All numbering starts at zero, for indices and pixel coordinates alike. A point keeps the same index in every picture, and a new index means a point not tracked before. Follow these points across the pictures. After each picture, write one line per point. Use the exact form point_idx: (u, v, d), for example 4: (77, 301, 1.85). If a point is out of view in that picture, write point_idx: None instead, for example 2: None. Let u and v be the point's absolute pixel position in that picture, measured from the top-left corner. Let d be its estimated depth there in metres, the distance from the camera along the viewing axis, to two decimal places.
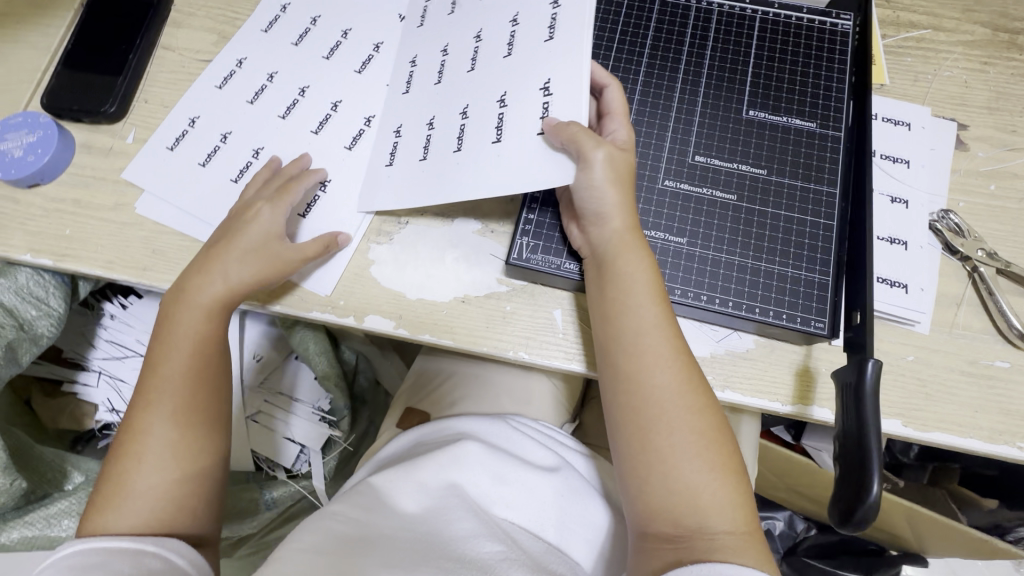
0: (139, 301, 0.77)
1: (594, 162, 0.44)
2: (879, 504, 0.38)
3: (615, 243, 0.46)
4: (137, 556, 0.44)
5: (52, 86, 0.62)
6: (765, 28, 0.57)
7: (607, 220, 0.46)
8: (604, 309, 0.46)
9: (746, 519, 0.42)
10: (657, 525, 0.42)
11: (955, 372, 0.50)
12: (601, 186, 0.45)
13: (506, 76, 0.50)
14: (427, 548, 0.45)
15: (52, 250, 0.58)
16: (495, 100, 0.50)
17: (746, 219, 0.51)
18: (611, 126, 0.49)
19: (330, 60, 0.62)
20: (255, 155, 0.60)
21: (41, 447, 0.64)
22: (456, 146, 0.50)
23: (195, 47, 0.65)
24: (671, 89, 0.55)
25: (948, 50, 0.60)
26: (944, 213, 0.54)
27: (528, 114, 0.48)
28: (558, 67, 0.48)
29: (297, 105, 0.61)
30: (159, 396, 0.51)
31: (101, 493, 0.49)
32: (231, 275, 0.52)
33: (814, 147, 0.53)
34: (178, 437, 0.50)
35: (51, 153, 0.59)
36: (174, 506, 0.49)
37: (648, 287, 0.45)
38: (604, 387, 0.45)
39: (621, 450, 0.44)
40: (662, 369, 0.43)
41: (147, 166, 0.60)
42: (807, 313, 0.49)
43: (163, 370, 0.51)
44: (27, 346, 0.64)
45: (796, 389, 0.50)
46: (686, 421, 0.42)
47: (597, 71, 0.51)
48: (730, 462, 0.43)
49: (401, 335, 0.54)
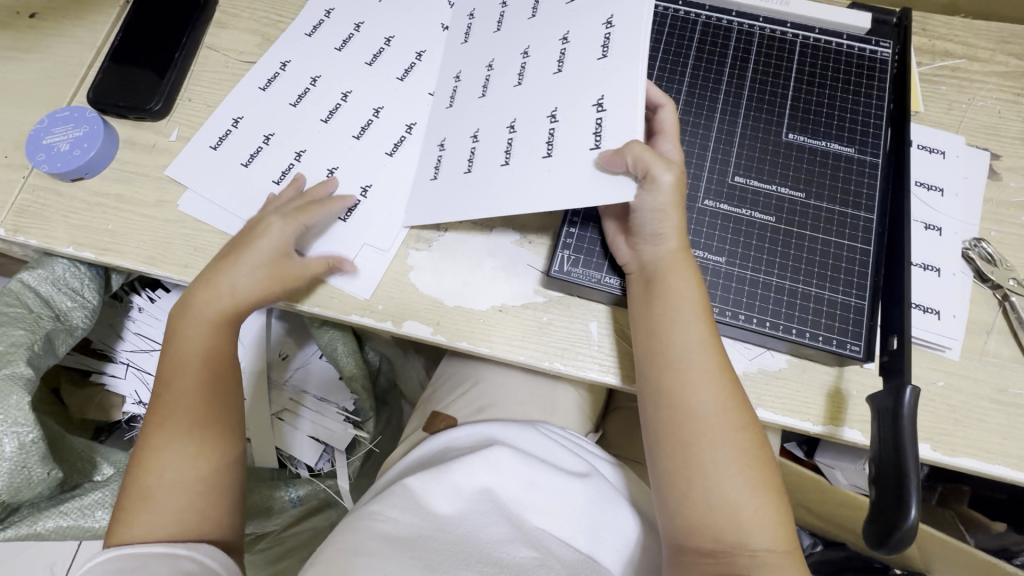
0: (167, 295, 0.78)
1: (661, 186, 0.45)
2: (916, 529, 0.39)
3: (669, 263, 0.48)
4: (171, 559, 0.46)
5: (98, 81, 0.63)
6: (805, 53, 0.58)
7: (664, 239, 0.47)
8: (653, 325, 0.48)
9: (786, 537, 0.44)
10: (696, 539, 0.44)
11: (984, 399, 0.51)
12: (665, 209, 0.46)
13: (556, 93, 0.51)
14: (464, 551, 0.46)
15: (95, 244, 0.59)
16: (546, 118, 0.51)
17: (784, 241, 0.52)
18: (663, 146, 0.50)
19: (372, 66, 0.63)
20: (297, 156, 0.60)
21: (72, 439, 0.67)
22: (505, 160, 0.51)
23: (239, 49, 0.66)
24: (711, 110, 0.56)
25: (983, 79, 0.61)
26: (976, 242, 0.55)
27: (579, 131, 0.48)
28: (610, 86, 0.48)
29: (340, 110, 0.62)
30: (175, 409, 0.51)
31: (126, 504, 0.49)
32: (238, 287, 0.53)
33: (853, 173, 0.54)
34: (196, 443, 0.51)
35: (96, 149, 0.59)
36: (199, 512, 0.50)
37: (696, 306, 0.47)
38: (649, 401, 0.47)
39: (665, 463, 0.46)
40: (710, 387, 0.45)
41: (190, 164, 0.61)
42: (844, 335, 0.49)
43: (176, 380, 0.52)
44: (63, 337, 0.63)
45: (828, 410, 0.51)
46: (731, 438, 0.45)
47: (653, 91, 0.52)
48: (771, 481, 0.45)
49: (439, 342, 0.54)
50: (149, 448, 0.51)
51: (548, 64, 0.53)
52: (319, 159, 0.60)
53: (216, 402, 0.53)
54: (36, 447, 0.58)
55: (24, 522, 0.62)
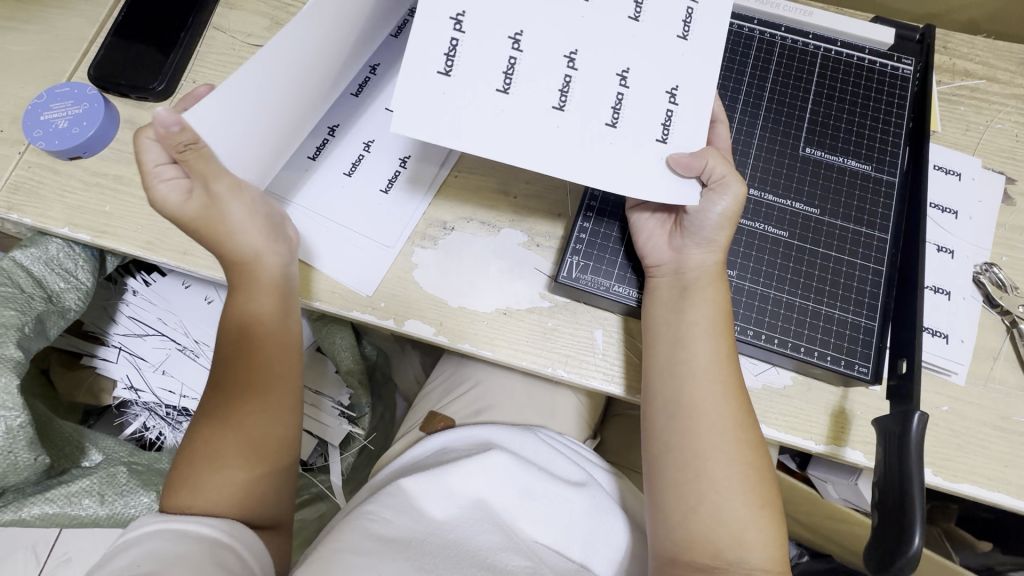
0: (163, 279, 0.77)
1: (729, 195, 0.44)
2: (918, 557, 0.39)
3: (706, 276, 0.47)
4: (217, 549, 0.44)
5: (99, 58, 0.61)
6: (826, 65, 0.57)
7: (714, 250, 0.47)
8: (680, 335, 0.47)
9: (780, 559, 0.44)
10: (695, 555, 0.43)
11: (987, 426, 0.51)
12: (722, 220, 0.45)
13: (627, 44, 0.42)
14: (456, 556, 0.45)
15: (91, 226, 0.57)
16: (614, 75, 0.41)
17: (797, 257, 0.51)
18: None
19: (398, 38, 0.60)
20: (330, 131, 0.57)
21: (60, 423, 0.66)
22: (559, 102, 0.41)
23: (247, 31, 0.64)
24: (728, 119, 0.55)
25: (1001, 102, 0.60)
26: (988, 266, 0.54)
27: (645, 117, 0.41)
28: (682, 74, 0.42)
29: (369, 84, 0.59)
30: (231, 381, 0.51)
31: (179, 467, 0.49)
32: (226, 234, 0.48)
33: (869, 191, 0.53)
34: (248, 423, 0.50)
35: (96, 127, 0.58)
36: (247, 494, 0.48)
37: (719, 319, 0.47)
38: (659, 411, 0.47)
39: (674, 475, 0.45)
40: (729, 404, 0.45)
41: None
42: (852, 356, 0.49)
43: (234, 351, 0.51)
44: (55, 319, 0.62)
45: (830, 430, 0.50)
46: (736, 456, 0.44)
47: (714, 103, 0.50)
48: (771, 502, 0.45)
49: (441, 343, 0.54)
50: (208, 418, 0.50)
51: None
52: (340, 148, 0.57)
53: (276, 381, 0.52)
54: (23, 431, 0.57)
55: (10, 507, 0.61)
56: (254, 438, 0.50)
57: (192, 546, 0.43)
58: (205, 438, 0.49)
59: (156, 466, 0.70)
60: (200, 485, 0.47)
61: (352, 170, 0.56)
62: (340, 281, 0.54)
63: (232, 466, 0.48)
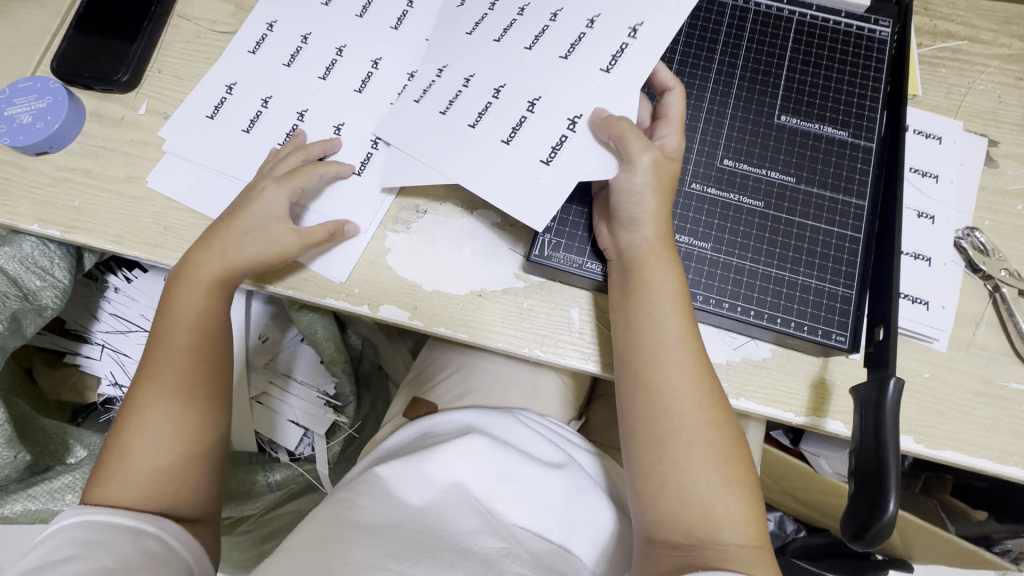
0: (144, 276, 0.76)
1: (639, 169, 0.45)
2: (894, 523, 0.39)
3: (648, 251, 0.46)
4: (138, 537, 0.43)
5: (62, 51, 0.60)
6: (801, 30, 0.55)
7: (641, 226, 0.46)
8: (629, 320, 0.47)
9: (757, 534, 0.43)
10: (666, 533, 0.43)
11: (970, 391, 0.50)
12: (641, 191, 0.46)
13: (552, 83, 0.50)
14: (430, 539, 0.45)
15: (60, 221, 0.56)
16: (525, 102, 0.50)
17: (772, 228, 0.50)
18: (663, 131, 0.49)
19: (364, 18, 0.60)
20: (299, 116, 0.57)
21: (43, 420, 0.66)
22: (473, 121, 0.51)
23: (212, 18, 0.63)
24: (702, 90, 0.54)
25: (984, 62, 0.59)
26: (969, 230, 0.53)
27: (543, 135, 0.48)
28: (588, 104, 0.48)
29: (336, 65, 0.58)
30: (160, 369, 0.49)
31: (110, 455, 0.47)
32: (241, 248, 0.51)
33: (846, 158, 0.52)
34: (183, 403, 0.49)
35: (61, 121, 0.57)
36: (166, 486, 0.47)
37: (675, 298, 0.46)
38: (623, 391, 0.46)
39: (639, 456, 0.45)
40: (686, 385, 0.45)
41: (185, 132, 0.58)
42: (829, 326, 0.48)
43: (170, 335, 0.51)
44: (31, 317, 0.63)
45: (811, 401, 0.50)
46: (705, 435, 0.44)
47: (662, 72, 0.50)
48: (745, 479, 0.44)
49: (416, 327, 0.53)
50: (138, 400, 0.49)
51: (561, 42, 0.51)
52: (312, 136, 0.57)
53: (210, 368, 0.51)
54: (1, 429, 0.57)
55: None
56: (181, 426, 0.48)
57: (113, 535, 0.42)
58: (121, 437, 0.48)
59: None
60: (125, 475, 0.46)
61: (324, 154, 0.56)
62: (308, 266, 0.54)
63: (148, 464, 0.47)
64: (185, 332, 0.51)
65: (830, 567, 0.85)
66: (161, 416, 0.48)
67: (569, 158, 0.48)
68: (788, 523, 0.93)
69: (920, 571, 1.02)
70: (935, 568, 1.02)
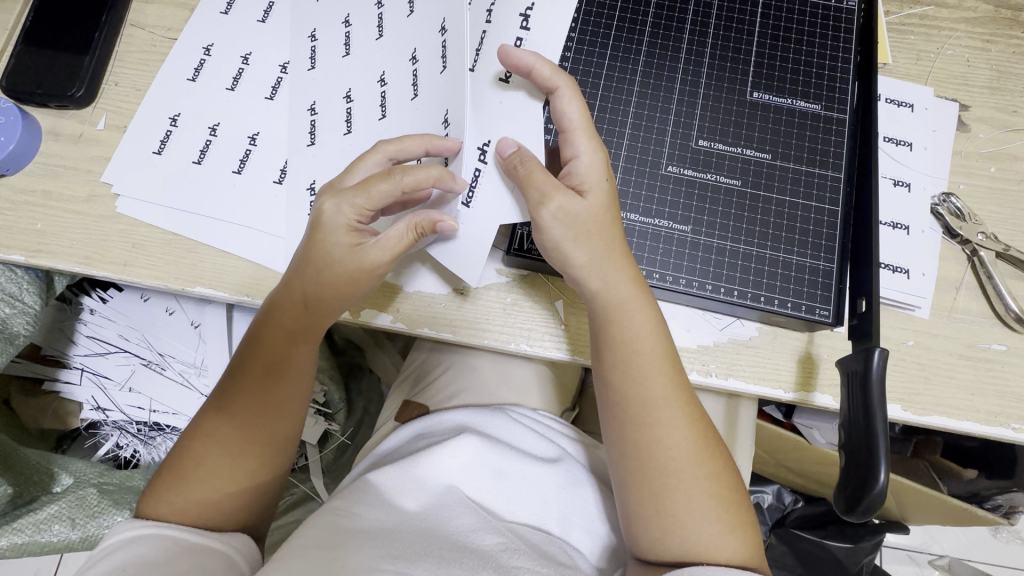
0: (120, 295, 0.74)
1: (546, 222, 0.43)
2: (885, 492, 0.39)
3: (607, 306, 0.45)
4: (203, 552, 0.43)
5: (12, 68, 0.58)
6: (769, 5, 0.55)
7: (585, 283, 0.45)
8: (606, 370, 0.46)
9: (741, 515, 0.44)
10: (664, 541, 0.43)
11: (954, 355, 0.50)
12: (564, 244, 0.44)
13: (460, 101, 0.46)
14: (429, 540, 0.44)
15: (23, 245, 0.54)
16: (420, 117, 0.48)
17: (751, 206, 0.50)
18: (571, 149, 0.45)
19: (265, 23, 0.60)
20: (251, 141, 0.57)
21: (23, 451, 0.66)
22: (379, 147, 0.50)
23: (167, 25, 0.61)
24: (596, 87, 0.52)
25: (951, 27, 0.59)
26: (945, 196, 0.54)
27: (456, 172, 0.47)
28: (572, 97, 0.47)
29: (282, 84, 0.58)
30: (239, 402, 0.47)
31: (171, 469, 0.46)
32: (340, 291, 0.46)
33: (820, 131, 0.52)
34: (252, 441, 0.47)
35: (16, 142, 0.55)
36: (222, 506, 0.46)
37: (649, 344, 0.45)
38: (611, 433, 0.46)
39: (630, 484, 0.45)
40: (672, 433, 0.44)
41: (130, 172, 0.56)
42: (813, 300, 0.48)
43: (242, 372, 0.48)
44: (1, 347, 0.60)
45: (799, 375, 0.50)
46: (695, 480, 0.44)
47: (537, 75, 0.44)
48: (730, 491, 0.45)
49: (400, 329, 0.52)
50: (206, 428, 0.47)
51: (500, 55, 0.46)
52: (300, 169, 0.55)
53: (283, 408, 0.48)
54: None
55: None
56: (247, 462, 0.47)
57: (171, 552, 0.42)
58: (189, 454, 0.47)
59: (128, 484, 0.70)
60: (187, 489, 0.45)
61: (281, 177, 0.56)
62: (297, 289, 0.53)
63: (217, 486, 0.46)
64: (260, 369, 0.48)
65: (829, 535, 0.85)
66: (224, 442, 0.47)
67: (486, 202, 0.46)
68: (786, 496, 0.96)
69: (918, 532, 1.05)
70: (930, 529, 1.04)
